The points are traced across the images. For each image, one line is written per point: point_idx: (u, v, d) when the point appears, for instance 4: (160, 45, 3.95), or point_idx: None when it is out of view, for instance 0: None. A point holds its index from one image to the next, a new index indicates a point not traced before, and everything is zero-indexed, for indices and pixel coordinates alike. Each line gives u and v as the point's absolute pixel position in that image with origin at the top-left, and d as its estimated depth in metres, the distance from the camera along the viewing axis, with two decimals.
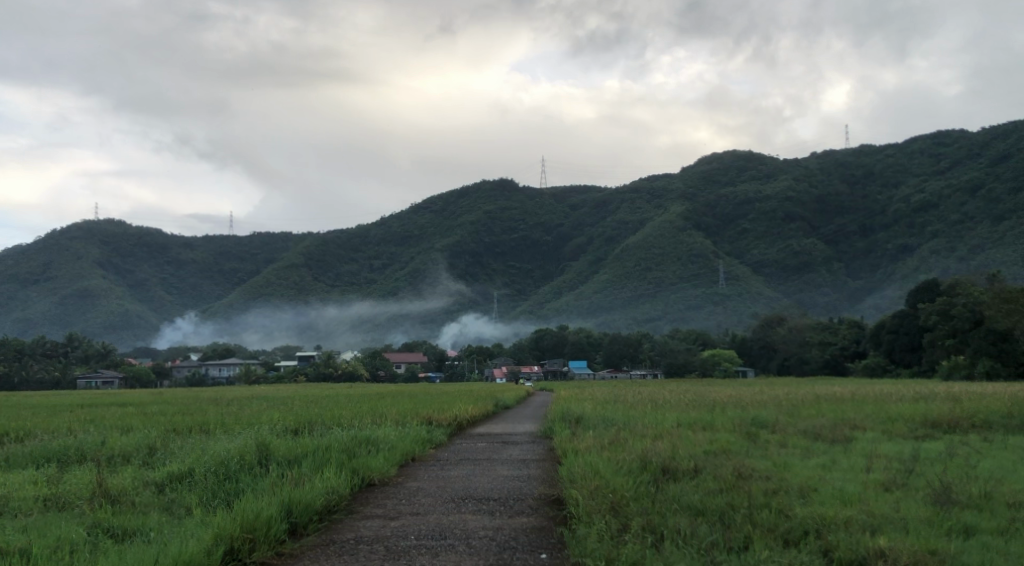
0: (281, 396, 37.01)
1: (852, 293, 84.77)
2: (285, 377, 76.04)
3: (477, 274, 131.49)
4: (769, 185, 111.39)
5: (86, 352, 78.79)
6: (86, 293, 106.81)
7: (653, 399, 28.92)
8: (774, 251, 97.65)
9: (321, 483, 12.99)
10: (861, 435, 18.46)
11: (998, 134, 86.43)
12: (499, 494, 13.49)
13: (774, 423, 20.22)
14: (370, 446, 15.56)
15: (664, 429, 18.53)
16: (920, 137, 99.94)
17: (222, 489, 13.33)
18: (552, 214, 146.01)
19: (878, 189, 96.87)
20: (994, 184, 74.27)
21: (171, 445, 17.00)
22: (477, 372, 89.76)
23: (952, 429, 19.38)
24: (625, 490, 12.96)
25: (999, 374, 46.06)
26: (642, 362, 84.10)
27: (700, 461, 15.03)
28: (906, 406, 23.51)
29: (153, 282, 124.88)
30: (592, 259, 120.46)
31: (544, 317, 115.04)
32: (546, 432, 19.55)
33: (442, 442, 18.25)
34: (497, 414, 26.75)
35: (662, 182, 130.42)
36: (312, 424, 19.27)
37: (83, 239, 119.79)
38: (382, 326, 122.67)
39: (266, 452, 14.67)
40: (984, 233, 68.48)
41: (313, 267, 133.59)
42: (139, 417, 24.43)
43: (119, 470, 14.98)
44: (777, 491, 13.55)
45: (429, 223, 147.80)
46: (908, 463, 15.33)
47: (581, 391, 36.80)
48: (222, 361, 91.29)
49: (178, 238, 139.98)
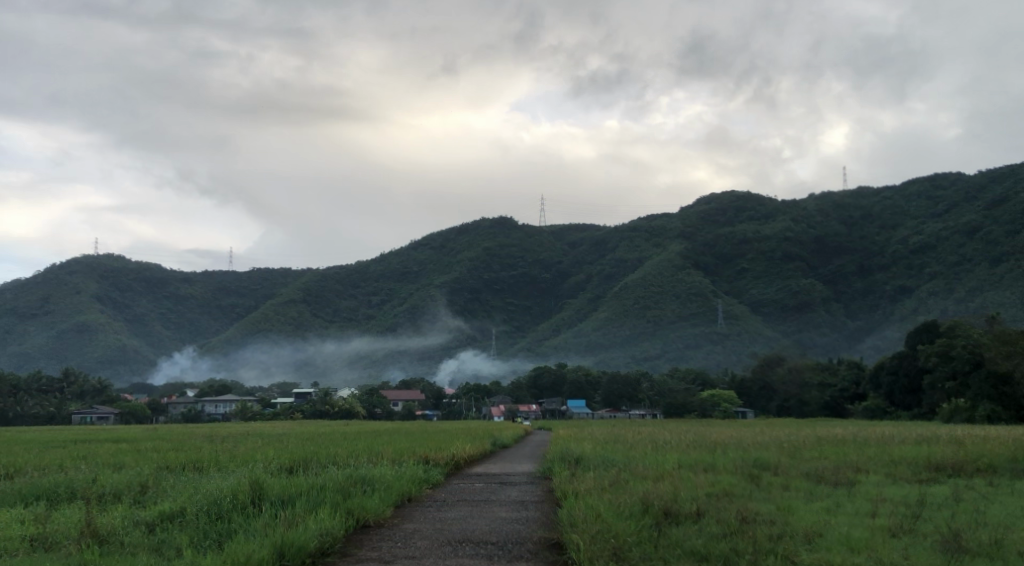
0: (275, 433, 36.62)
1: (851, 333, 84.45)
2: (281, 414, 75.43)
3: (476, 311, 131.29)
4: (767, 225, 111.67)
5: (81, 388, 78.17)
6: (83, 327, 106.39)
7: (653, 438, 28.51)
8: (773, 291, 97.62)
9: (315, 524, 12.70)
10: (865, 478, 18.14)
11: (995, 177, 86.71)
12: (498, 537, 13.17)
13: (776, 465, 19.91)
14: (365, 486, 15.24)
15: (665, 470, 18.24)
16: (917, 179, 100.25)
17: (214, 529, 13.05)
18: (550, 251, 146.08)
19: (875, 231, 97.07)
20: (991, 226, 74.36)
21: (163, 483, 16.67)
22: (474, 410, 89.16)
23: (956, 473, 19.06)
24: (626, 535, 12.63)
25: (1001, 418, 45.55)
26: (640, 402, 83.59)
27: (703, 504, 14.72)
28: (909, 448, 23.16)
29: (151, 317, 124.46)
30: (591, 298, 120.30)
31: (542, 354, 114.64)
32: (545, 473, 19.21)
33: (439, 481, 17.93)
34: (494, 452, 26.37)
35: (661, 221, 130.67)
36: (307, 462, 18.96)
37: (82, 274, 119.70)
38: (380, 362, 121.89)
39: (259, 491, 14.38)
40: (982, 276, 68.42)
41: (311, 303, 133.42)
42: (131, 454, 24.03)
43: (109, 509, 14.67)
44: (782, 536, 13.25)
45: (428, 259, 147.87)
46: (915, 508, 15.02)
47: (580, 430, 36.54)
48: (218, 397, 90.61)
49: (177, 273, 139.84)
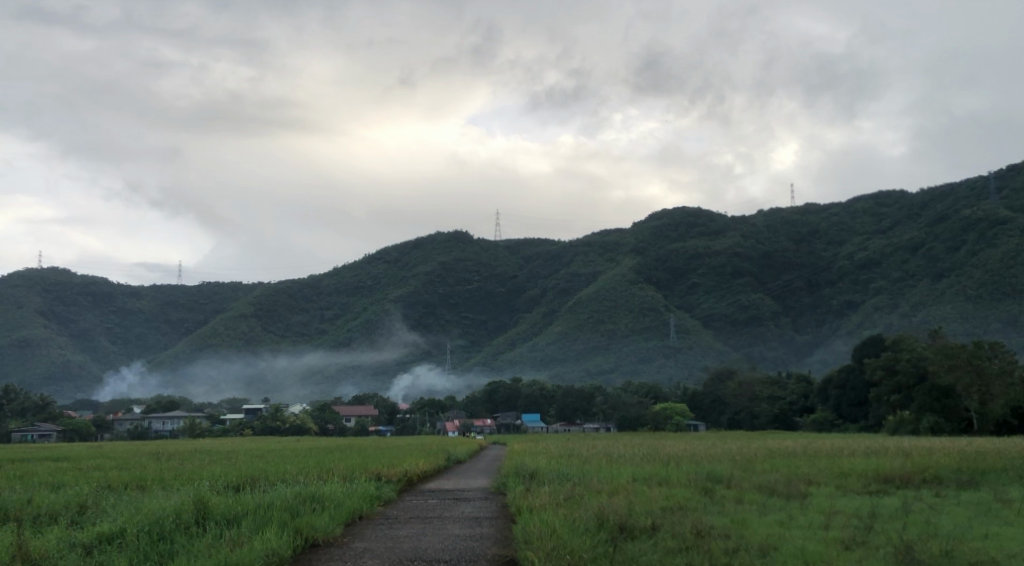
0: (226, 450, 35.84)
1: (800, 347, 85.44)
2: (231, 431, 74.10)
3: (431, 325, 130.66)
4: (717, 240, 112.80)
5: (22, 405, 75.99)
6: (24, 342, 103.82)
7: (607, 452, 28.39)
8: (723, 305, 98.55)
9: (261, 544, 12.34)
10: (815, 490, 18.18)
11: (936, 194, 88.46)
12: (452, 555, 12.89)
13: (729, 478, 19.81)
14: (314, 504, 14.87)
15: (619, 484, 18.09)
16: (862, 196, 101.84)
17: (155, 550, 12.65)
18: (505, 265, 145.98)
19: (822, 247, 98.50)
20: (933, 242, 75.56)
21: (103, 503, 16.14)
22: (428, 426, 88.43)
23: (904, 484, 19.15)
24: (581, 552, 12.43)
25: (943, 430, 46.27)
26: (595, 415, 83.54)
27: (658, 519, 14.55)
28: (858, 460, 23.28)
29: (96, 332, 121.87)
30: (546, 312, 120.41)
31: (497, 367, 114.18)
32: (499, 488, 18.99)
33: (391, 499, 17.56)
34: (447, 468, 26.08)
35: (614, 236, 131.45)
36: (255, 480, 18.48)
37: (25, 288, 117.09)
38: (333, 377, 120.57)
39: (203, 511, 14.00)
40: (925, 291, 69.60)
41: (263, 318, 131.96)
42: (74, 473, 23.32)
43: (44, 531, 14.12)
44: (737, 550, 13.14)
45: (382, 273, 146.92)
46: (867, 520, 15.01)
47: (532, 445, 36.67)
48: (166, 414, 88.80)
49: (124, 287, 137.40)
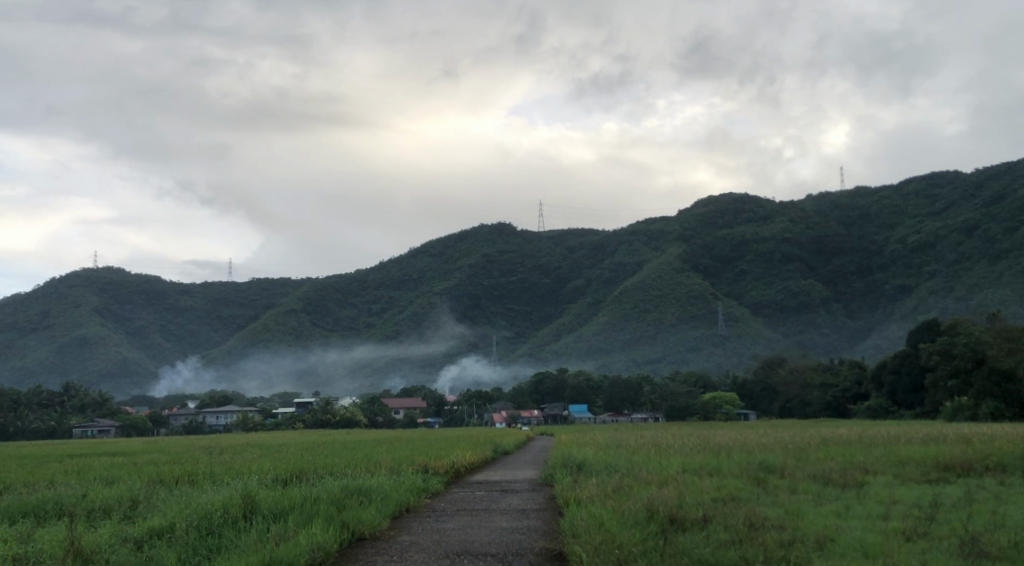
0: (276, 443, 36.17)
1: (852, 333, 84.08)
2: (282, 425, 74.82)
3: (477, 317, 130.72)
4: (764, 226, 111.38)
5: (81, 401, 77.45)
6: (83, 341, 105.77)
7: (656, 443, 27.98)
8: (772, 292, 97.27)
9: (307, 539, 12.27)
10: (872, 479, 17.75)
11: (991, 174, 86.42)
12: (499, 549, 12.73)
13: (782, 468, 19.42)
14: (361, 497, 14.77)
15: (669, 475, 17.79)
16: (914, 177, 99.95)
17: (204, 545, 12.68)
18: (550, 256, 145.52)
19: (873, 230, 96.80)
20: (989, 223, 73.95)
21: (155, 497, 16.23)
22: (476, 417, 88.51)
23: (965, 472, 18.63)
24: (630, 546, 12.19)
25: (1003, 416, 45.19)
26: (643, 405, 82.89)
27: (710, 511, 14.23)
28: (915, 448, 22.65)
29: (151, 329, 123.69)
30: (591, 302, 119.88)
31: (543, 358, 113.84)
32: (547, 480, 18.85)
33: (439, 490, 17.48)
34: (494, 460, 25.87)
35: (659, 224, 130.42)
36: (303, 474, 18.46)
37: (83, 287, 119.44)
38: (381, 370, 121.14)
39: (252, 505, 13.99)
40: (981, 274, 68.06)
41: (312, 312, 133.21)
42: (127, 468, 23.55)
43: (96, 526, 14.21)
44: (792, 542, 12.80)
45: (427, 267, 147.39)
46: (929, 510, 14.55)
47: (581, 435, 36.35)
48: (219, 408, 89.80)
49: (177, 285, 139.48)
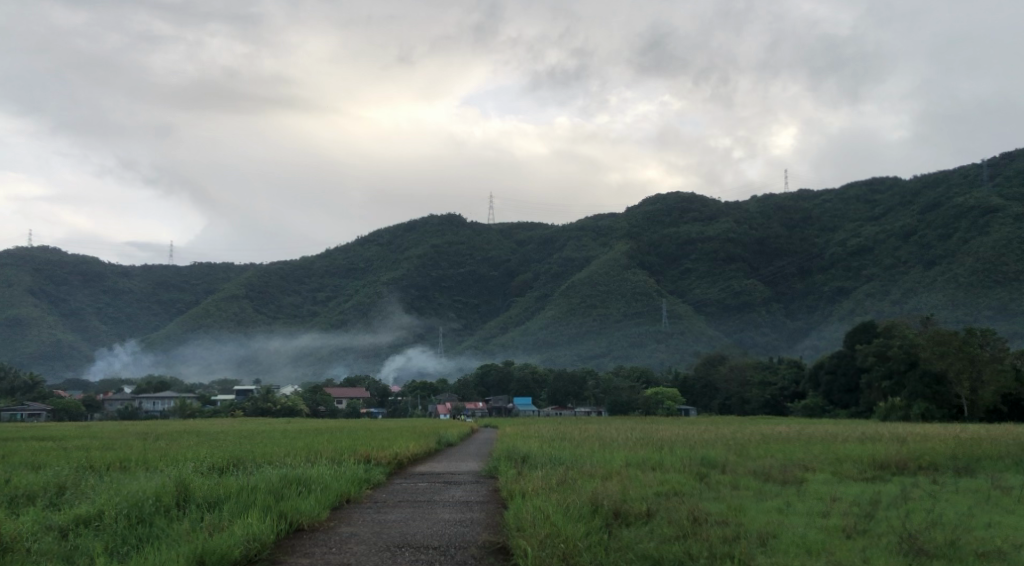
0: (217, 431, 35.56)
1: (791, 332, 85.30)
2: (222, 412, 73.66)
3: (425, 308, 130.25)
4: (710, 225, 112.47)
5: (11, 383, 75.27)
6: (17, 321, 102.08)
7: (600, 437, 27.98)
8: (715, 291, 98.29)
9: (242, 529, 11.92)
10: (812, 476, 17.83)
11: (928, 182, 88.20)
12: (440, 542, 12.47)
13: (724, 463, 19.42)
14: (299, 487, 14.42)
15: (612, 468, 17.72)
16: (856, 183, 101.69)
17: (134, 534, 12.27)
18: (499, 249, 145.40)
19: (814, 233, 98.22)
20: (925, 229, 75.41)
21: (84, 484, 15.70)
22: (419, 408, 88.09)
23: (901, 471, 18.80)
24: (576, 540, 12.04)
25: (934, 417, 46.13)
26: (586, 400, 83.11)
27: (653, 505, 14.15)
28: (854, 446, 22.86)
29: (87, 311, 120.71)
30: (538, 296, 120.08)
31: (489, 350, 113.69)
32: (490, 472, 18.68)
33: (380, 481, 17.23)
34: (437, 451, 25.63)
35: (607, 221, 131.00)
36: (241, 462, 18.03)
37: (17, 266, 115.87)
38: (325, 359, 120.09)
39: (185, 494, 13.58)
40: (917, 278, 69.44)
41: (255, 298, 131.43)
42: (57, 453, 22.81)
43: (20, 513, 13.64)
44: (737, 537, 12.76)
45: (374, 257, 146.32)
46: (868, 507, 14.62)
47: (525, 428, 36.53)
48: (156, 394, 88.06)
49: (115, 267, 136.44)
